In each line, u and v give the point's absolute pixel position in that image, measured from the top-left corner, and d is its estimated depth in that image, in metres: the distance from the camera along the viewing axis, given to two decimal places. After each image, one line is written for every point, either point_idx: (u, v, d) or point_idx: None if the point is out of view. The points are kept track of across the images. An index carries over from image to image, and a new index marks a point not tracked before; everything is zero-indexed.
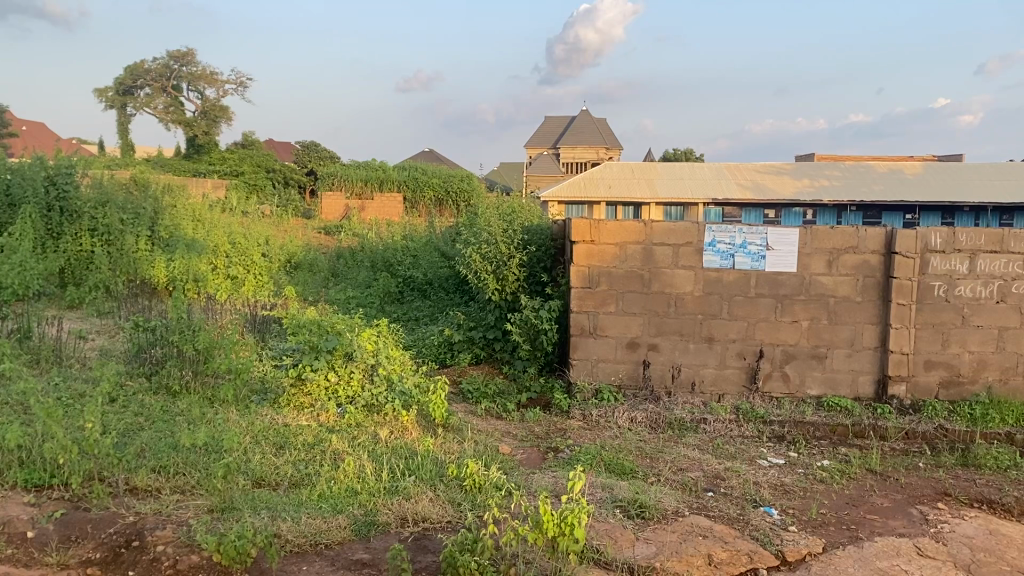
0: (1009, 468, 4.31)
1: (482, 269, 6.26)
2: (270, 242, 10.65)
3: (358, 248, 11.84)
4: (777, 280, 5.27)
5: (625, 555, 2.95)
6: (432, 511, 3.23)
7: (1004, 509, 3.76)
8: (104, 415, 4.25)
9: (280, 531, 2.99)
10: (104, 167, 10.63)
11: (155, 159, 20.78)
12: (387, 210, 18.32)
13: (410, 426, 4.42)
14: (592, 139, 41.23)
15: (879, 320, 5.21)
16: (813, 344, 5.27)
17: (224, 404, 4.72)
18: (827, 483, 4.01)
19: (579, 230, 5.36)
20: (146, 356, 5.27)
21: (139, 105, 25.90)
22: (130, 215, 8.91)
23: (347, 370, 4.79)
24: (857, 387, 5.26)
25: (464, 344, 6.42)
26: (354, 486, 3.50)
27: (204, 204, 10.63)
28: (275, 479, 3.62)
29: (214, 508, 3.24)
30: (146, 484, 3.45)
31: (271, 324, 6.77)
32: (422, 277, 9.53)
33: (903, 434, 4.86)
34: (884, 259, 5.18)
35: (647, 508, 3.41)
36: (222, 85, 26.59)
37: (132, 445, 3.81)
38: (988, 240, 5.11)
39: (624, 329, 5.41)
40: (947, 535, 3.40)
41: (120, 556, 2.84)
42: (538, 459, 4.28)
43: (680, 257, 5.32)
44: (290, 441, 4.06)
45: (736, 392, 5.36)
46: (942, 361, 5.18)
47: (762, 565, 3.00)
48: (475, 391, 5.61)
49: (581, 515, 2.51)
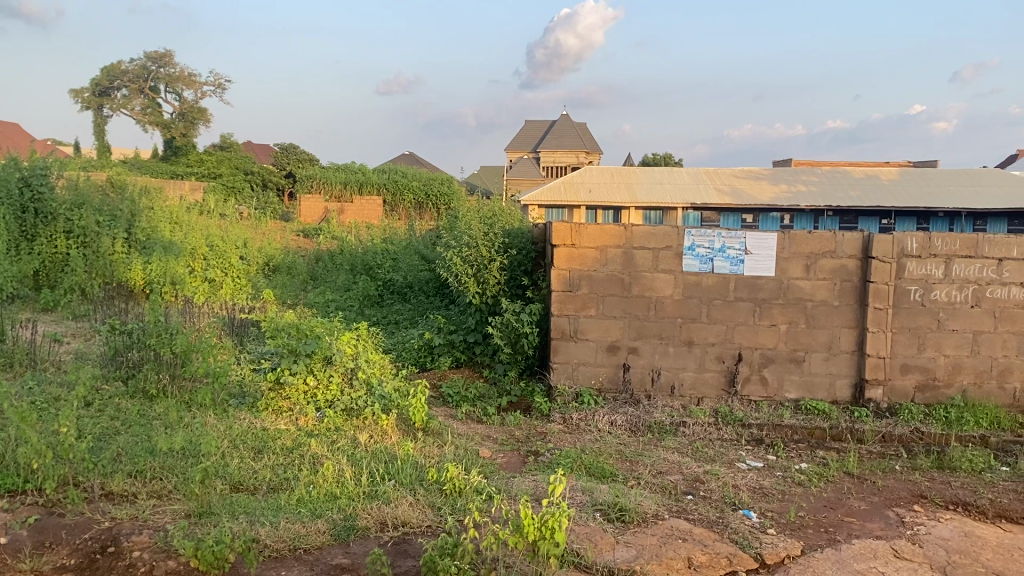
0: (984, 471, 4.37)
1: (462, 272, 6.24)
2: (249, 245, 10.60)
3: (337, 251, 11.77)
4: (756, 285, 5.31)
5: (605, 558, 2.95)
6: (412, 515, 3.21)
7: (979, 511, 3.81)
8: (78, 419, 4.21)
9: (258, 536, 2.95)
10: (81, 168, 10.51)
11: (132, 160, 20.59)
12: (366, 212, 17.96)
13: (390, 431, 4.41)
14: (572, 143, 41.30)
15: (856, 324, 5.26)
16: (791, 347, 5.31)
17: (201, 408, 4.69)
18: (805, 486, 4.04)
19: (559, 234, 5.37)
20: (122, 359, 5.19)
21: (116, 107, 25.70)
22: (107, 216, 8.80)
23: (326, 374, 4.74)
24: (835, 391, 5.31)
25: (444, 348, 6.39)
26: (333, 490, 3.48)
27: (182, 205, 10.53)
28: (253, 483, 3.60)
29: (191, 513, 3.21)
30: (122, 489, 3.41)
31: (249, 327, 6.73)
32: (401, 280, 9.51)
33: (880, 437, 4.90)
34: (861, 263, 5.22)
35: (627, 511, 3.41)
36: (201, 85, 26.47)
37: (108, 449, 3.77)
38: (963, 245, 5.17)
39: (604, 332, 5.43)
40: (923, 537, 3.43)
41: (96, 561, 2.81)
42: (518, 463, 4.28)
43: (660, 262, 5.34)
44: (268, 446, 4.03)
45: (715, 396, 5.40)
46: (918, 364, 5.24)
47: (742, 568, 3.02)
48: (456, 395, 5.60)
49: (562, 519, 2.50)
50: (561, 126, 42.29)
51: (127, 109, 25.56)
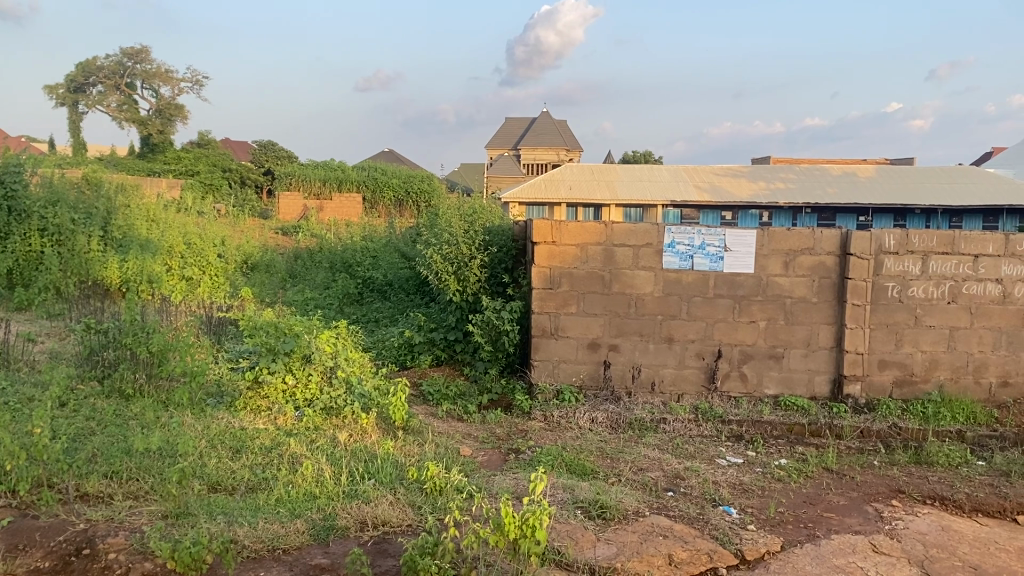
0: (960, 465, 4.42)
1: (443, 270, 6.22)
2: (226, 242, 10.50)
3: (316, 249, 11.71)
4: (735, 281, 5.32)
5: (586, 556, 2.94)
6: (392, 514, 3.19)
7: (956, 506, 3.84)
8: (53, 420, 4.15)
9: (236, 536, 2.93)
10: (55, 165, 10.37)
11: (108, 157, 20.34)
12: (345, 209, 17.87)
13: (370, 430, 4.39)
14: (552, 140, 41.26)
15: (835, 320, 5.29)
16: (770, 344, 5.34)
17: (179, 408, 4.63)
18: (784, 482, 4.05)
19: (540, 231, 5.36)
20: (97, 359, 5.12)
21: (91, 104, 25.40)
22: (82, 214, 8.68)
23: (305, 372, 4.71)
24: (813, 386, 5.34)
25: (424, 346, 6.37)
26: (312, 490, 3.45)
27: (159, 203, 10.40)
28: (231, 483, 3.57)
29: (168, 514, 3.16)
30: (98, 491, 3.37)
31: (227, 326, 6.67)
32: (381, 278, 9.48)
33: (858, 433, 4.93)
34: (839, 260, 5.26)
35: (608, 509, 3.41)
36: (178, 82, 26.25)
37: (83, 450, 3.72)
38: (939, 242, 5.22)
39: (585, 330, 5.43)
40: (901, 532, 3.46)
41: (70, 564, 2.77)
42: (499, 461, 4.27)
43: (640, 259, 5.35)
44: (247, 446, 4.00)
45: (695, 392, 5.40)
46: (895, 360, 5.28)
47: (722, 565, 3.03)
48: (436, 393, 5.59)
49: (543, 517, 2.49)
50: (541, 123, 42.32)
51: (102, 105, 25.26)
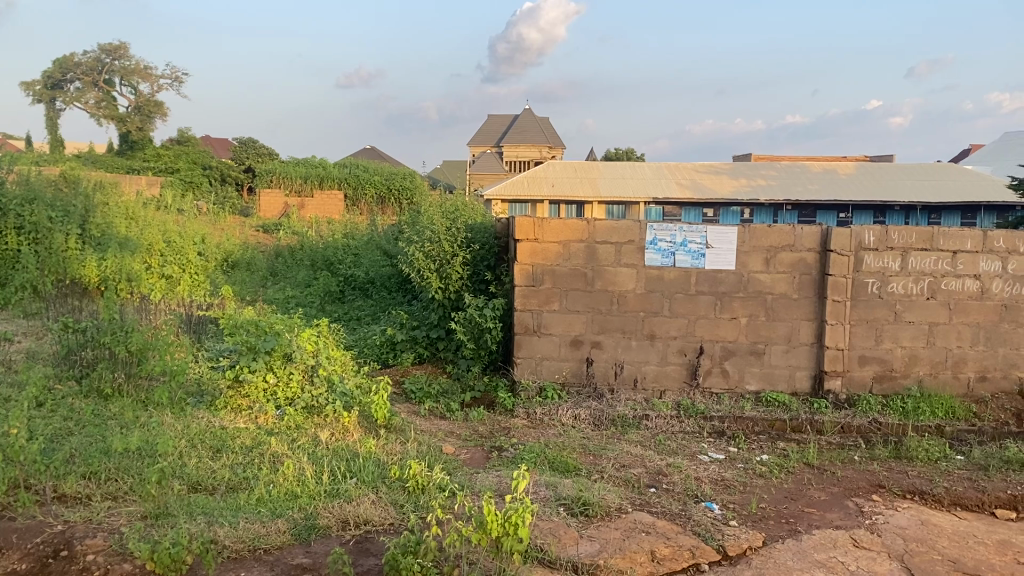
0: (940, 460, 4.45)
1: (425, 268, 6.20)
2: (206, 241, 10.40)
3: (297, 247, 11.63)
4: (717, 278, 5.34)
5: (569, 553, 2.94)
6: (374, 513, 3.18)
7: (935, 500, 3.88)
8: (30, 420, 4.10)
9: (217, 537, 2.90)
10: (32, 162, 10.24)
11: (86, 155, 20.09)
12: (327, 207, 17.75)
13: (351, 429, 4.41)
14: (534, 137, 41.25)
15: (815, 317, 5.32)
16: (752, 340, 5.36)
17: (158, 408, 4.58)
18: (766, 477, 4.07)
19: (522, 229, 5.36)
20: (75, 358, 5.06)
21: (69, 100, 25.09)
22: (59, 212, 8.57)
23: (286, 371, 4.67)
24: (795, 382, 5.37)
25: (407, 344, 6.34)
26: (293, 490, 3.43)
27: (138, 201, 10.29)
28: (212, 483, 3.53)
29: (148, 514, 3.13)
30: (75, 492, 3.33)
31: (207, 325, 6.62)
32: (364, 277, 9.44)
33: (838, 429, 4.97)
34: (820, 257, 5.29)
35: (590, 506, 3.41)
36: (158, 79, 25.98)
37: (61, 451, 3.68)
38: (918, 239, 5.26)
39: (567, 326, 5.43)
40: (881, 526, 3.49)
41: (48, 565, 2.74)
42: (482, 458, 4.27)
43: (622, 256, 5.35)
44: (227, 445, 3.96)
45: (677, 389, 5.42)
46: (875, 356, 5.32)
47: (704, 561, 3.03)
48: (418, 391, 5.56)
49: (525, 514, 2.48)
50: (524, 121, 42.29)
51: (80, 102, 24.96)
